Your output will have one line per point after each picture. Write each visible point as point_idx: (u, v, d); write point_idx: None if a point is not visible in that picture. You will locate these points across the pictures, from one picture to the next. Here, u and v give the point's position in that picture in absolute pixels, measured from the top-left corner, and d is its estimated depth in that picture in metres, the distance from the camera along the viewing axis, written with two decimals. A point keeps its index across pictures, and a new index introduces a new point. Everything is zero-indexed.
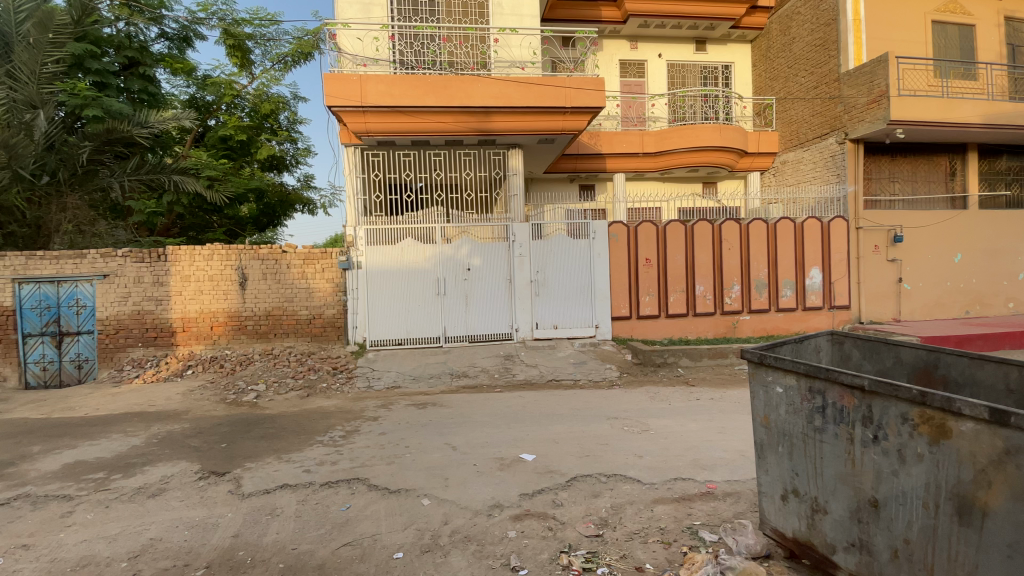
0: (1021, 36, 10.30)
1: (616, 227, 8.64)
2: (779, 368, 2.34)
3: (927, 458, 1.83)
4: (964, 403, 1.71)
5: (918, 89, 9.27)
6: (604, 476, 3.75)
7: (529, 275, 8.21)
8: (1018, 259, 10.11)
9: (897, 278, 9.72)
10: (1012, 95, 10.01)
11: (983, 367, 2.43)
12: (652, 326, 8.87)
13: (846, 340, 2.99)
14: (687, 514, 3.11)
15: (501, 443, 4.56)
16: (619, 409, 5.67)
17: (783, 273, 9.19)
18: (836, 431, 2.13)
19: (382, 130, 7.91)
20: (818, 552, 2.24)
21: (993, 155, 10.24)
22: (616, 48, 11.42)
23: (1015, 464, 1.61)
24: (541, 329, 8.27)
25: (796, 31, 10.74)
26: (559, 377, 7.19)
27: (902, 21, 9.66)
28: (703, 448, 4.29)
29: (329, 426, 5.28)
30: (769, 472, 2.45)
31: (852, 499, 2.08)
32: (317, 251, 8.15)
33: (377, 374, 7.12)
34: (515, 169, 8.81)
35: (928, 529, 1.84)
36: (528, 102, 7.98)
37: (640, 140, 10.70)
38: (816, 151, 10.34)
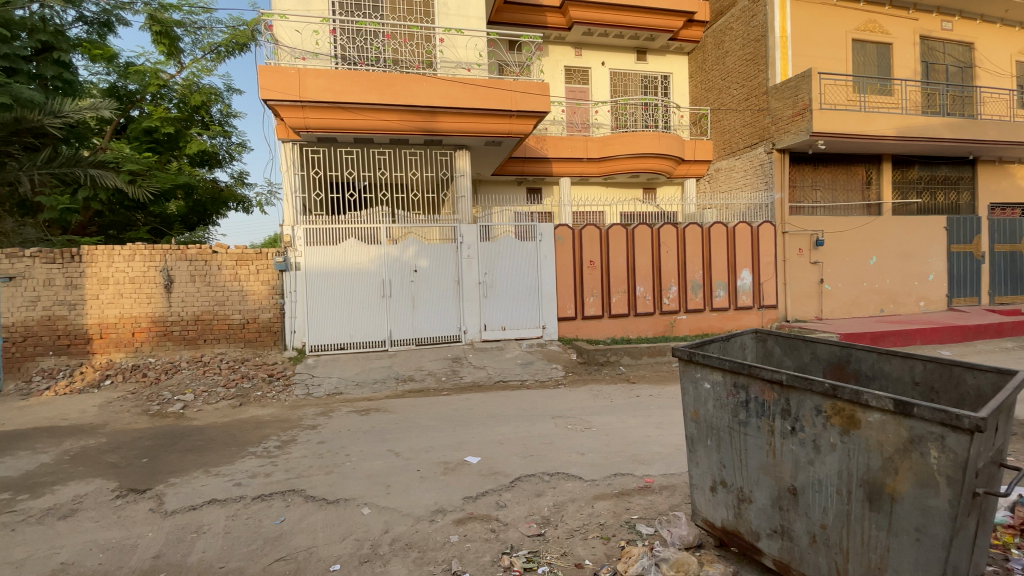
0: (934, 54, 11.31)
1: (561, 230, 8.78)
2: (707, 365, 2.45)
3: (839, 448, 1.97)
4: (871, 395, 1.86)
5: (838, 104, 10.08)
6: (547, 475, 3.79)
7: (478, 277, 8.20)
8: (926, 262, 11.14)
9: (818, 279, 10.50)
10: (923, 109, 11.03)
11: (889, 361, 2.65)
12: (596, 326, 9.08)
13: (768, 337, 3.20)
14: (626, 508, 3.20)
15: (446, 447, 4.50)
16: (563, 408, 5.74)
17: (717, 274, 9.69)
18: (758, 423, 2.25)
19: (322, 126, 7.60)
20: (744, 539, 2.36)
21: (905, 165, 11.24)
22: (561, 54, 11.60)
23: (917, 451, 1.76)
24: (488, 330, 8.28)
25: (728, 45, 11.38)
26: (507, 378, 7.20)
27: (825, 39, 10.45)
28: (642, 444, 4.43)
29: (263, 437, 5.01)
30: (699, 465, 2.56)
31: (774, 487, 2.21)
32: (251, 252, 7.73)
33: (317, 381, 6.83)
34: (462, 170, 8.77)
35: (842, 514, 1.98)
36: (475, 104, 7.96)
37: (584, 145, 10.94)
38: (746, 159, 11.00)
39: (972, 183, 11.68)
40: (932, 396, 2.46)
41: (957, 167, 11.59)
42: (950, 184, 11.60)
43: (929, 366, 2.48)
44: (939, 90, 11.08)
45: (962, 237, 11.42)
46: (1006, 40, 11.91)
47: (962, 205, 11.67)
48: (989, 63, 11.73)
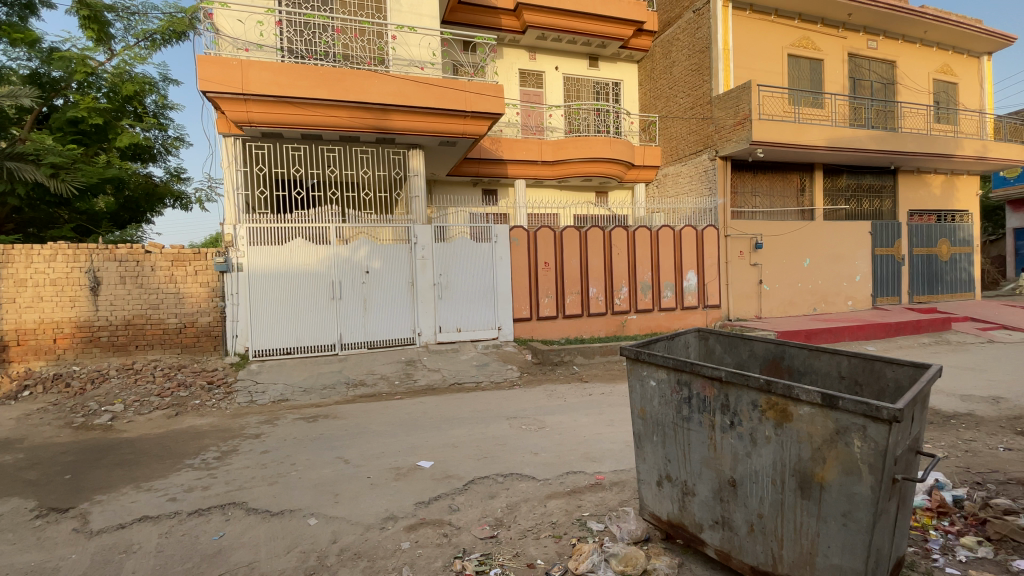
0: (861, 71, 12.20)
1: (516, 231, 8.81)
2: (652, 363, 2.53)
3: (774, 440, 2.08)
4: (802, 389, 1.96)
5: (775, 115, 10.66)
6: (500, 476, 3.78)
7: (432, 278, 8.10)
8: (853, 264, 11.99)
9: (758, 280, 11.07)
10: (851, 122, 11.88)
11: (818, 357, 2.82)
12: (551, 327, 9.17)
13: (710, 336, 3.33)
14: (578, 506, 3.25)
15: (398, 452, 4.41)
16: (518, 408, 5.76)
17: (665, 276, 10.04)
18: (700, 419, 2.34)
19: (267, 122, 7.31)
20: (688, 531, 2.45)
21: (835, 173, 12.04)
22: (515, 57, 11.64)
23: (842, 441, 1.88)
24: (443, 332, 8.19)
25: (675, 55, 11.83)
26: (461, 381, 7.13)
27: (763, 53, 11.05)
28: (593, 441, 4.51)
29: (201, 448, 4.72)
30: (646, 460, 2.63)
31: (715, 480, 2.30)
32: (188, 251, 7.30)
33: (261, 389, 6.51)
34: (416, 170, 8.61)
35: (777, 503, 2.08)
36: (428, 103, 7.86)
37: (539, 148, 11.02)
38: (692, 166, 11.47)
39: (893, 191, 12.67)
40: (857, 389, 2.63)
41: (880, 176, 12.53)
42: (875, 192, 12.53)
43: (855, 361, 2.66)
44: (864, 105, 11.97)
45: (885, 241, 12.37)
46: (922, 60, 12.99)
47: (885, 211, 12.63)
48: (908, 81, 12.76)
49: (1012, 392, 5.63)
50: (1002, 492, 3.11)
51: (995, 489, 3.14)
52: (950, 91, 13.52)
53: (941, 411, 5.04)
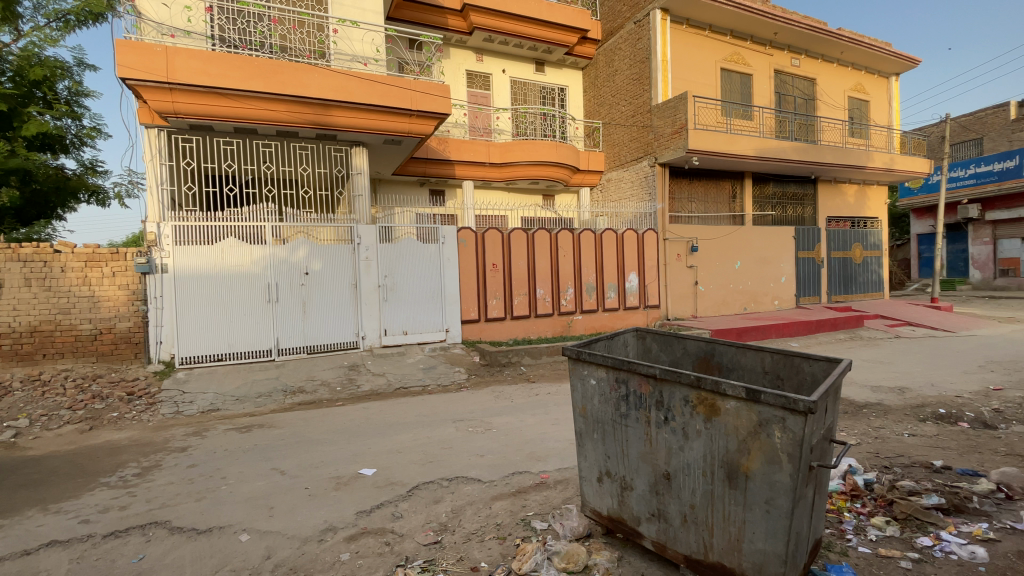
0: (786, 87, 13.11)
1: (463, 233, 8.75)
2: (593, 362, 2.59)
3: (704, 433, 2.18)
4: (728, 385, 2.07)
5: (709, 125, 11.25)
6: (445, 481, 3.74)
7: (377, 280, 7.90)
8: (780, 266, 12.85)
9: (694, 281, 11.63)
10: (777, 133, 12.75)
11: (744, 353, 2.99)
12: (499, 328, 9.18)
13: (648, 335, 3.46)
14: (522, 506, 3.26)
15: (338, 461, 4.26)
16: (464, 411, 5.73)
17: (609, 277, 10.33)
18: (637, 415, 2.42)
19: (196, 113, 6.86)
20: (627, 525, 2.52)
21: (763, 182, 12.87)
22: (462, 58, 11.58)
23: (765, 433, 2.00)
24: (389, 335, 8.01)
25: (617, 64, 12.24)
26: (407, 385, 6.98)
27: (698, 66, 11.64)
28: (539, 441, 4.56)
29: (119, 464, 4.34)
30: (587, 458, 2.69)
31: (651, 474, 2.38)
32: (104, 251, 6.71)
33: (188, 399, 6.09)
34: (359, 168, 8.36)
35: (707, 494, 2.18)
36: (372, 100, 7.67)
37: (486, 150, 11.02)
38: (633, 171, 11.89)
39: (814, 199, 13.69)
40: (779, 383, 2.82)
41: (803, 185, 13.50)
42: (798, 200, 13.48)
43: (776, 357, 2.84)
44: (788, 118, 12.88)
45: (806, 245, 13.35)
46: (838, 79, 14.12)
47: (807, 217, 13.63)
48: (827, 97, 13.85)
49: (913, 383, 6.23)
50: (906, 474, 3.43)
51: (900, 472, 3.45)
52: (863, 108, 14.80)
53: (855, 401, 5.50)
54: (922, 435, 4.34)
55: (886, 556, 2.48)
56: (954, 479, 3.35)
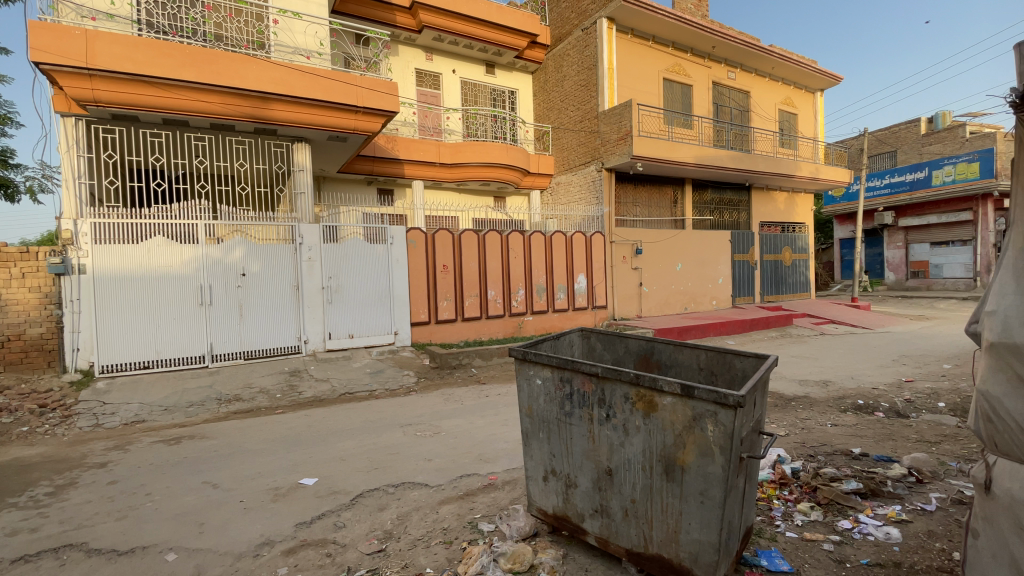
0: (723, 98, 13.83)
1: (413, 233, 8.58)
2: (538, 362, 2.61)
3: (643, 429, 2.25)
4: (665, 381, 2.15)
5: (653, 133, 11.70)
6: (391, 487, 3.65)
7: (321, 281, 7.63)
8: (718, 268, 13.53)
9: (639, 282, 12.02)
10: (714, 142, 13.44)
11: (681, 351, 3.12)
12: (449, 330, 9.08)
13: (592, 334, 3.53)
14: (470, 509, 3.24)
15: (277, 471, 4.06)
16: (413, 415, 5.63)
17: (558, 278, 10.48)
18: (580, 414, 2.47)
19: (119, 101, 6.36)
20: (572, 522, 2.56)
21: (702, 188, 13.50)
22: (411, 56, 11.38)
23: (698, 426, 2.09)
24: (333, 339, 7.75)
25: (566, 70, 12.48)
26: (353, 390, 6.76)
27: (642, 75, 12.06)
28: (487, 443, 4.55)
29: (28, 483, 3.94)
30: (533, 457, 2.71)
31: (594, 471, 2.43)
32: (11, 251, 6.08)
33: (110, 410, 5.62)
34: (302, 165, 8.03)
35: (646, 488, 2.25)
36: (315, 95, 7.39)
37: (436, 149, 10.86)
38: (581, 176, 12.16)
39: (748, 205, 14.52)
40: (713, 378, 2.95)
41: (738, 191, 14.29)
42: (734, 206, 14.26)
43: (711, 354, 2.98)
44: (725, 128, 13.61)
45: (741, 248, 14.14)
46: (770, 92, 15.06)
47: (742, 222, 14.43)
48: (760, 110, 14.74)
49: (835, 376, 6.73)
50: (828, 462, 3.69)
51: (823, 460, 3.71)
52: (791, 121, 15.85)
53: (784, 394, 5.87)
54: (843, 424, 4.68)
55: (811, 539, 2.65)
56: (871, 465, 3.63)
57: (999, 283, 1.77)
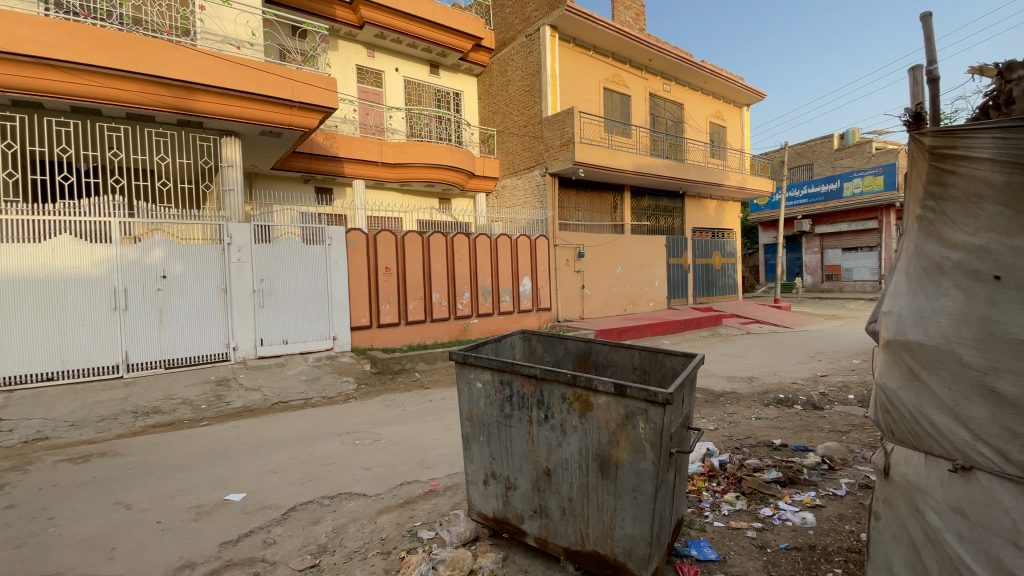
0: (659, 109, 14.47)
1: (353, 234, 8.28)
2: (478, 365, 2.60)
3: (579, 428, 2.29)
4: (599, 381, 2.20)
5: (594, 140, 12.03)
6: (326, 499, 3.50)
7: (251, 284, 7.21)
8: (655, 271, 14.11)
9: (581, 285, 12.30)
10: (651, 151, 14.04)
11: (617, 351, 3.21)
12: (391, 334, 8.84)
13: (533, 337, 3.57)
14: (409, 517, 3.16)
15: (199, 488, 3.79)
16: (352, 422, 5.43)
17: (503, 281, 10.50)
18: (519, 415, 2.48)
19: (19, 86, 5.73)
20: (511, 524, 2.56)
21: (640, 195, 14.03)
22: (352, 52, 11.02)
23: (631, 424, 2.16)
24: (265, 345, 7.35)
25: (511, 74, 12.61)
26: (288, 399, 6.44)
27: (584, 83, 12.39)
28: (429, 448, 4.48)
29: None
30: (473, 462, 2.69)
31: (533, 472, 2.45)
32: None
33: (4, 428, 5.02)
34: (231, 160, 7.57)
35: (583, 486, 2.30)
36: (246, 88, 7.01)
37: (378, 149, 10.58)
38: (526, 180, 12.31)
39: (682, 212, 15.27)
40: (646, 377, 3.06)
41: (673, 199, 15.00)
42: (669, 212, 14.94)
43: (644, 353, 3.09)
44: (660, 138, 14.25)
45: (676, 252, 14.83)
46: (701, 105, 15.91)
47: (676, 228, 15.15)
48: (692, 121, 15.55)
49: (760, 372, 7.20)
50: (752, 453, 3.93)
51: (748, 452, 3.95)
52: (721, 133, 16.84)
53: (714, 391, 6.20)
54: (766, 417, 5.00)
55: (735, 528, 2.81)
56: (790, 454, 3.91)
57: (895, 286, 1.95)
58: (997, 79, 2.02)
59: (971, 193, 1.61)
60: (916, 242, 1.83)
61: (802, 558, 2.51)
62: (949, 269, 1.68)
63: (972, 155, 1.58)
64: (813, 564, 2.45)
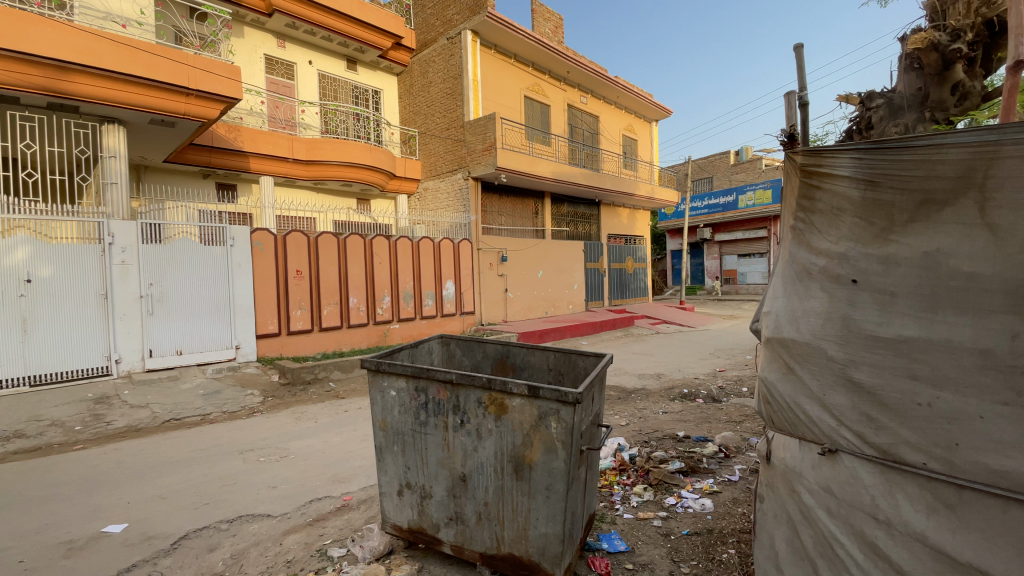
0: (576, 119, 15.04)
1: (259, 234, 7.69)
2: (392, 373, 2.52)
3: (494, 431, 2.30)
4: (514, 383, 2.22)
5: (515, 146, 12.23)
6: (225, 523, 3.21)
7: (138, 288, 6.47)
8: (574, 274, 14.60)
9: (504, 289, 12.41)
10: (569, 159, 14.54)
11: (533, 353, 3.26)
12: (304, 342, 8.30)
13: (452, 341, 3.56)
14: (319, 535, 2.99)
15: (72, 520, 3.31)
16: (257, 438, 5.04)
17: (425, 285, 10.30)
18: (435, 422, 2.43)
19: None
20: (427, 533, 2.51)
21: (559, 201, 14.47)
22: (259, 41, 10.31)
23: (544, 424, 2.20)
24: (154, 357, 6.62)
25: (432, 76, 12.48)
26: (182, 415, 5.84)
27: (505, 89, 12.56)
28: (343, 461, 4.27)
29: None
30: (387, 472, 2.60)
31: (449, 478, 2.41)
32: None
33: None
34: (114, 150, 6.76)
35: (498, 489, 2.30)
36: (133, 71, 6.30)
37: (289, 144, 9.99)
38: (448, 183, 12.23)
39: (598, 219, 15.97)
40: (561, 378, 3.14)
41: (590, 206, 15.64)
42: (586, 219, 15.56)
43: (558, 355, 3.17)
44: (577, 147, 14.82)
45: (593, 257, 15.47)
46: (615, 118, 16.77)
47: (593, 234, 15.81)
48: (607, 133, 16.33)
49: (667, 370, 7.68)
50: (659, 446, 4.17)
51: (655, 444, 4.19)
52: (633, 145, 17.85)
53: (626, 388, 6.52)
54: (672, 411, 5.34)
55: (643, 518, 2.96)
56: (692, 445, 4.20)
57: (774, 289, 2.16)
58: (866, 105, 3.47)
59: (834, 207, 1.82)
60: (790, 249, 2.04)
61: (701, 542, 2.70)
62: (817, 273, 1.89)
63: (834, 173, 1.78)
64: (711, 547, 2.64)
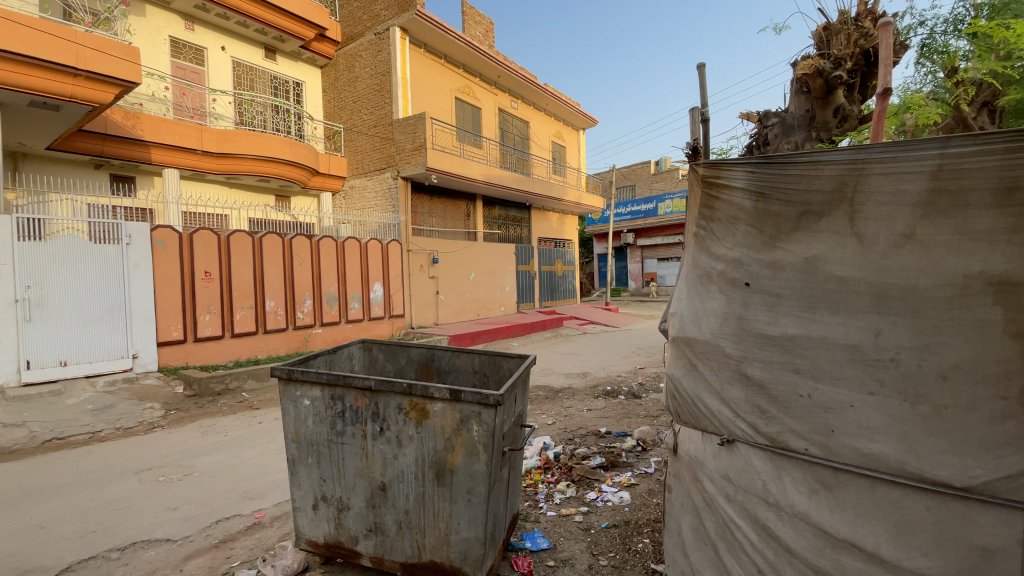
0: (507, 123, 15.20)
1: (161, 232, 7.03)
2: (306, 381, 2.40)
3: (415, 438, 2.26)
4: (435, 388, 2.20)
5: (445, 147, 12.12)
6: (116, 552, 2.90)
7: (12, 292, 5.68)
8: (506, 277, 14.71)
9: (435, 291, 12.25)
10: (500, 163, 14.67)
11: (458, 356, 3.25)
12: (214, 349, 7.69)
13: (374, 346, 3.45)
14: (226, 558, 2.78)
15: None
16: (158, 456, 4.60)
17: (351, 287, 9.92)
18: (353, 431, 2.35)
19: None
20: (344, 547, 2.41)
21: (490, 204, 14.53)
22: (163, 21, 9.42)
23: (465, 428, 2.19)
24: (32, 369, 5.84)
25: (358, 71, 12.06)
26: (67, 434, 5.20)
27: (435, 89, 12.41)
28: (256, 477, 4.00)
29: None
30: (300, 487, 2.46)
31: (367, 488, 2.34)
32: None
33: None
34: None
35: (419, 496, 2.26)
36: (9, 46, 5.54)
37: (198, 134, 9.22)
38: (376, 181, 11.90)
39: (529, 223, 16.24)
40: (486, 379, 3.15)
41: (520, 210, 15.86)
42: (517, 222, 15.76)
43: (482, 357, 3.17)
44: (508, 151, 14.99)
45: (524, 260, 15.69)
46: (545, 125, 17.15)
47: (523, 237, 16.04)
48: (537, 138, 16.65)
49: (592, 369, 7.94)
50: (582, 442, 4.30)
51: (578, 442, 4.31)
52: (562, 152, 18.34)
53: (552, 387, 6.66)
54: (595, 409, 5.54)
55: (565, 514, 3.04)
56: (613, 441, 4.37)
57: (679, 292, 2.28)
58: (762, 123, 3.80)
59: (730, 216, 1.96)
60: (693, 255, 2.16)
61: (619, 534, 2.81)
62: (715, 276, 2.02)
63: (731, 185, 1.91)
64: (627, 538, 2.76)
